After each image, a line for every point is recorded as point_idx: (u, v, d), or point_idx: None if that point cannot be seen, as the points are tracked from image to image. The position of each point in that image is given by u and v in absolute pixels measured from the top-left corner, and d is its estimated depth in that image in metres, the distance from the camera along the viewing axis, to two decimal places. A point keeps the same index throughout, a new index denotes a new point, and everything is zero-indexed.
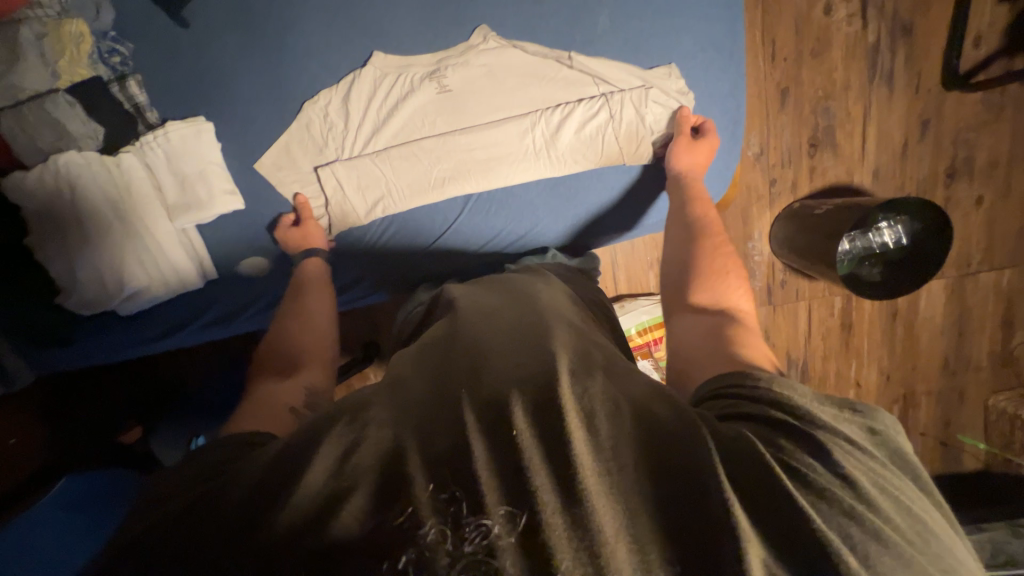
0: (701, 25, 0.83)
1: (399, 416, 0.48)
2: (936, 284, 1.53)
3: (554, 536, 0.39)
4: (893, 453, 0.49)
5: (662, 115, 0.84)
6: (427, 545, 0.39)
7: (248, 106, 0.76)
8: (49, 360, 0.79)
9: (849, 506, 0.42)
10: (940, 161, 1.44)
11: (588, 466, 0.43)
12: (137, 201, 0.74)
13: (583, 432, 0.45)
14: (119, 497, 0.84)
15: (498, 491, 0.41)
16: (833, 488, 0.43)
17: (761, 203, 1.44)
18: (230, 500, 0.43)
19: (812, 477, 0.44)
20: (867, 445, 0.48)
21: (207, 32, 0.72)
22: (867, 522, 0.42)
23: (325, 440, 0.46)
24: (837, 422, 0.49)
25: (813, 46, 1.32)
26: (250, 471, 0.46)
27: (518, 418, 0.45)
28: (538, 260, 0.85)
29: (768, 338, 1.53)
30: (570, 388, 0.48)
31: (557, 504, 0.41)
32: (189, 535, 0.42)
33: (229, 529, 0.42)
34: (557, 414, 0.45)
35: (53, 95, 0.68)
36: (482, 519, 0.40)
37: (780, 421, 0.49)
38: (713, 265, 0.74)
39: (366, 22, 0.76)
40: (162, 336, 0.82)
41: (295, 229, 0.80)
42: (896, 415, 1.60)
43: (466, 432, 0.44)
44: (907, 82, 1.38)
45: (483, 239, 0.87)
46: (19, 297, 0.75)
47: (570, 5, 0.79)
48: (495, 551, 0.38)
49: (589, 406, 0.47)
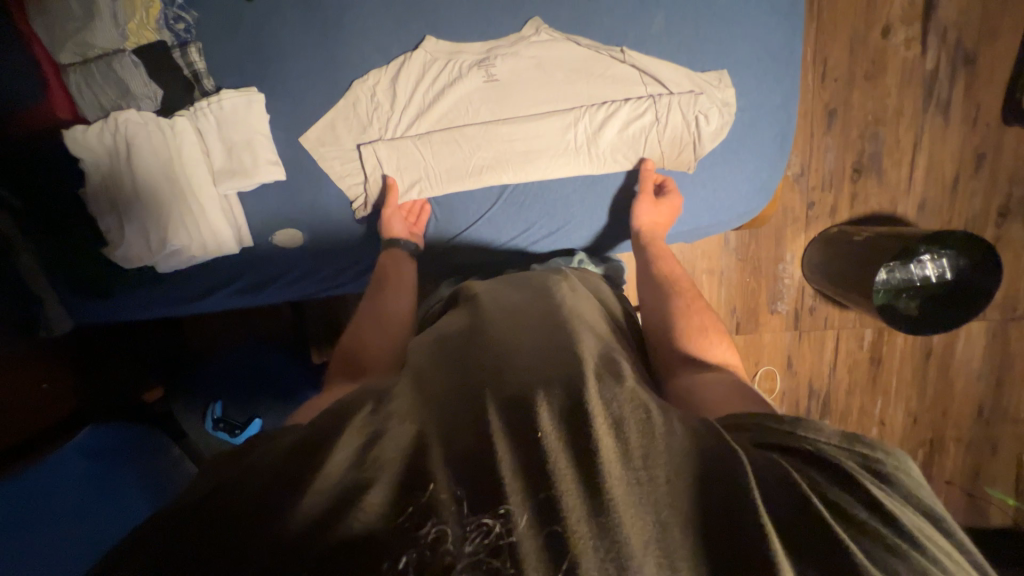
0: (758, 34, 0.81)
1: (428, 410, 0.50)
2: (977, 326, 1.46)
3: (579, 543, 0.40)
4: (925, 500, 0.47)
5: (711, 120, 0.82)
6: (427, 544, 0.40)
7: (300, 80, 0.78)
8: (95, 309, 0.83)
9: (893, 543, 0.42)
10: (993, 199, 1.38)
11: (616, 475, 0.44)
12: (185, 164, 0.76)
13: (612, 439, 0.47)
14: (136, 447, 0.87)
15: (522, 493, 0.43)
16: (874, 522, 0.43)
17: (796, 225, 1.40)
18: (248, 481, 0.43)
19: (847, 508, 0.44)
20: (900, 479, 0.47)
21: (269, 5, 0.74)
22: (912, 559, 0.41)
23: (346, 429, 0.48)
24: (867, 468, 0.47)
25: (867, 68, 1.29)
26: (268, 455, 0.46)
27: (544, 420, 0.47)
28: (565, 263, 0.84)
29: (790, 365, 1.49)
30: (596, 396, 0.50)
31: (583, 511, 0.42)
32: (199, 512, 0.41)
33: (241, 509, 0.41)
34: (585, 421, 0.47)
35: (120, 56, 0.71)
36: (483, 519, 0.41)
37: (808, 453, 0.48)
38: (694, 324, 0.73)
39: (422, 5, 0.76)
40: (194, 298, 0.85)
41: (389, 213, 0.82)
42: (920, 460, 1.53)
43: (492, 432, 0.46)
44: (966, 113, 1.32)
45: (511, 240, 0.87)
46: (67, 247, 0.78)
47: (625, 3, 0.78)
48: (497, 549, 0.40)
49: (618, 414, 0.49)
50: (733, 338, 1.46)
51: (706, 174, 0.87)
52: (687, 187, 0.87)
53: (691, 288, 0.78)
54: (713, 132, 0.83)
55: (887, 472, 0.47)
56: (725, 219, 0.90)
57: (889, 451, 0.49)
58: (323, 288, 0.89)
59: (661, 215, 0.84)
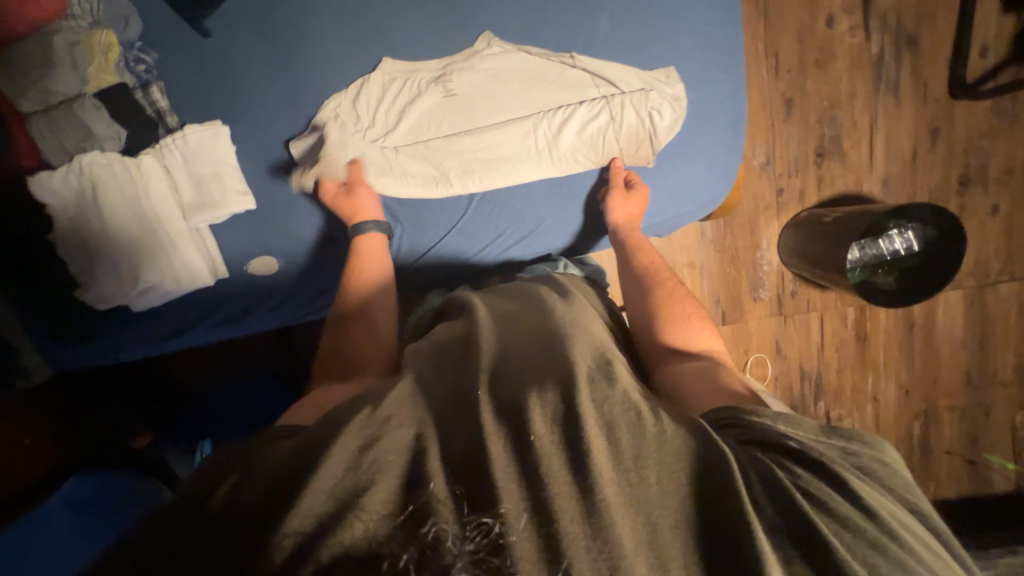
0: (699, 30, 0.85)
1: (429, 414, 0.51)
2: (954, 294, 1.49)
3: (572, 544, 0.41)
4: (904, 496, 0.49)
5: (664, 115, 0.85)
6: (427, 544, 0.40)
7: (263, 108, 0.79)
8: (73, 354, 0.82)
9: (875, 538, 0.43)
10: (952, 170, 1.43)
11: (607, 477, 0.44)
12: (154, 201, 0.77)
13: (604, 444, 0.47)
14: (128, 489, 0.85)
15: (517, 494, 0.43)
16: (856, 518, 0.44)
17: (768, 212, 1.43)
18: (238, 501, 0.42)
19: (832, 505, 0.45)
20: (879, 475, 0.50)
21: (227, 40, 0.76)
22: (893, 555, 0.42)
23: (346, 429, 0.47)
24: (846, 459, 0.50)
25: (817, 57, 1.34)
26: (262, 468, 0.45)
27: (537, 425, 0.47)
28: (549, 268, 0.86)
29: (779, 349, 1.50)
30: (588, 398, 0.50)
31: (577, 514, 0.42)
32: (192, 529, 0.41)
33: (230, 530, 0.41)
34: (577, 424, 0.47)
35: (81, 99, 0.72)
36: (482, 519, 0.42)
37: (793, 451, 0.49)
38: (676, 314, 0.74)
39: (375, 27, 0.79)
40: (174, 334, 0.85)
41: (344, 194, 0.80)
42: (918, 432, 1.54)
43: (486, 436, 0.46)
44: (915, 91, 1.38)
45: (490, 249, 0.89)
46: (40, 293, 0.78)
47: (572, 11, 0.82)
48: (496, 549, 0.41)
49: (609, 417, 0.49)
50: (720, 329, 1.47)
51: (667, 167, 0.89)
52: (651, 180, 0.89)
53: (670, 274, 0.80)
54: (667, 125, 0.86)
55: (868, 469, 0.50)
56: (691, 210, 0.92)
57: (869, 440, 0.52)
58: (304, 314, 0.89)
59: (627, 210, 0.85)
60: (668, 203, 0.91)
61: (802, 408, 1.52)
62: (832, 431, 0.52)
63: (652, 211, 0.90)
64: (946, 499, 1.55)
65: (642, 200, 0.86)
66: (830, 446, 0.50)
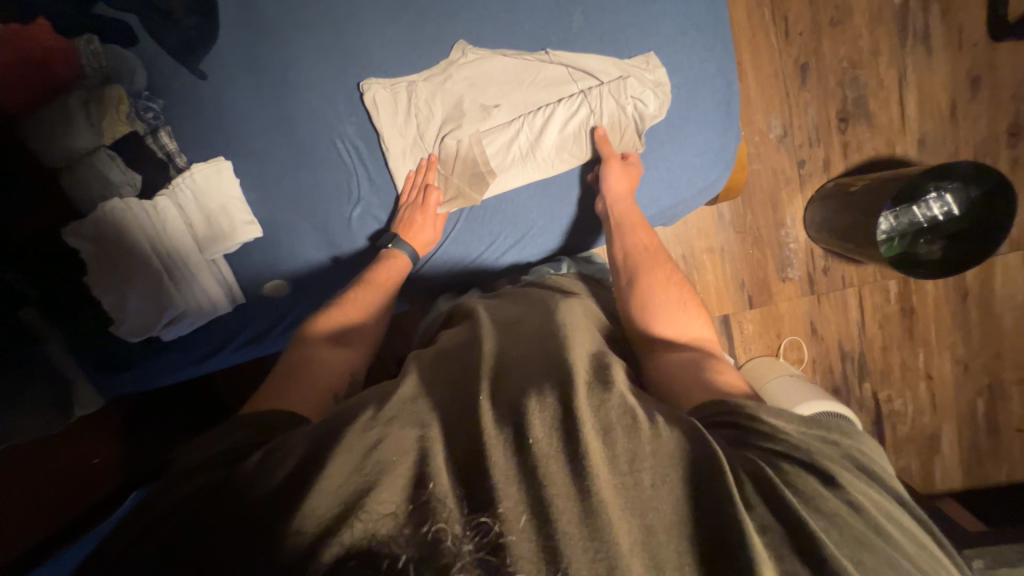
0: (681, 9, 0.82)
1: (434, 412, 0.51)
2: (1012, 257, 1.36)
3: (569, 545, 0.40)
4: (896, 487, 0.49)
5: (646, 101, 0.82)
6: (428, 543, 0.41)
7: (259, 140, 0.83)
8: (117, 380, 0.90)
9: (863, 535, 0.43)
10: (1000, 119, 1.29)
11: (604, 479, 0.44)
12: (172, 237, 0.82)
13: (600, 445, 0.46)
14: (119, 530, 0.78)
15: (514, 494, 0.43)
16: (843, 513, 0.43)
17: (791, 187, 1.34)
18: (253, 494, 0.45)
19: (821, 502, 0.44)
20: (873, 471, 0.48)
21: (221, 80, 0.81)
22: (879, 551, 0.42)
23: (350, 433, 0.48)
24: (836, 456, 0.48)
25: (830, 16, 1.25)
26: (274, 466, 0.47)
27: (536, 428, 0.46)
28: (553, 271, 0.86)
29: (815, 331, 1.41)
30: (587, 403, 0.49)
31: (573, 515, 0.42)
32: (212, 517, 0.44)
33: (250, 518, 0.44)
34: (575, 424, 0.46)
35: (98, 152, 0.78)
36: (482, 518, 0.42)
37: (782, 453, 0.48)
38: (670, 299, 0.71)
39: (355, 51, 0.81)
40: (201, 358, 0.91)
41: (420, 189, 0.84)
42: (982, 409, 1.41)
43: (485, 439, 0.46)
44: (947, 38, 1.26)
45: (478, 250, 0.89)
46: (86, 325, 0.86)
47: (546, 8, 0.81)
48: (496, 547, 0.41)
49: (606, 421, 0.48)
50: (748, 314, 1.40)
51: (660, 155, 0.86)
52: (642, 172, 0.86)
53: (667, 259, 0.76)
54: (652, 111, 0.82)
55: (863, 467, 0.48)
56: (688, 197, 0.89)
57: (853, 430, 0.51)
58: None
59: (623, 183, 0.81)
60: (661, 192, 0.87)
61: (846, 392, 1.42)
62: (820, 427, 0.50)
63: (649, 203, 0.87)
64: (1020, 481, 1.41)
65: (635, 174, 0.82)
66: (820, 442, 0.49)
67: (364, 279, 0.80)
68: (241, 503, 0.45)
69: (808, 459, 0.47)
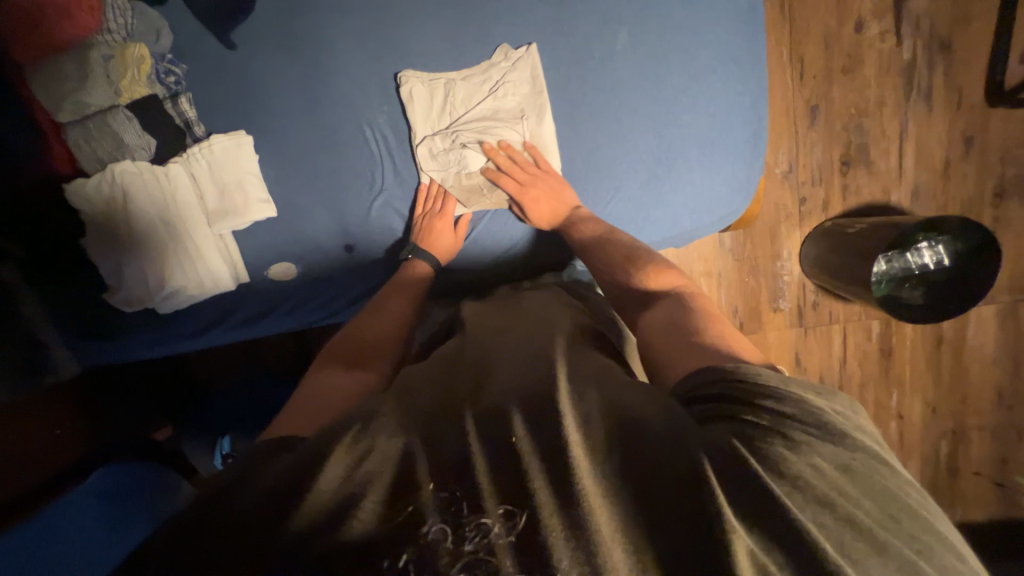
0: (722, 40, 0.84)
1: (410, 425, 0.50)
2: (986, 310, 1.43)
3: (554, 535, 0.39)
4: (871, 443, 0.46)
5: (510, 84, 0.82)
6: (426, 543, 0.40)
7: (283, 119, 0.81)
8: (102, 351, 0.86)
9: (823, 495, 0.42)
10: (987, 180, 1.37)
11: (587, 473, 0.43)
12: (179, 207, 0.79)
13: (580, 436, 0.45)
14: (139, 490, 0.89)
15: (497, 491, 0.42)
16: (807, 477, 0.42)
17: (790, 222, 1.39)
18: (246, 498, 0.44)
19: (787, 469, 0.43)
20: (842, 427, 0.46)
21: (251, 53, 0.79)
22: (839, 510, 0.41)
23: (334, 448, 0.47)
24: (806, 415, 0.47)
25: (844, 63, 1.30)
26: (264, 476, 0.46)
27: (517, 427, 0.46)
28: (554, 277, 0.89)
29: (799, 362, 1.46)
30: (568, 396, 0.49)
31: (554, 505, 0.41)
32: (205, 522, 0.42)
33: (242, 524, 0.42)
34: (556, 424, 0.46)
35: (114, 111, 0.75)
36: (482, 519, 0.41)
37: (755, 422, 0.47)
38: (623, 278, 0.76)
39: (395, 41, 0.80)
40: (192, 334, 0.87)
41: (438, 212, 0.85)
42: (945, 452, 1.48)
43: (468, 440, 0.46)
44: (948, 98, 1.33)
45: (491, 241, 0.90)
46: (74, 292, 0.82)
47: (590, 23, 0.82)
48: (495, 549, 0.39)
49: (586, 413, 0.48)
50: None
51: (688, 179, 0.87)
52: (668, 193, 0.88)
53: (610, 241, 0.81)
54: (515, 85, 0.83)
55: (833, 429, 0.46)
56: (708, 223, 0.91)
57: (819, 389, 0.50)
58: (316, 319, 0.90)
59: (546, 207, 0.84)
60: (684, 215, 0.89)
61: None
62: (784, 386, 0.49)
63: (672, 222, 0.89)
64: (974, 523, 1.49)
65: (556, 189, 0.84)
66: (786, 403, 0.48)
67: (383, 292, 0.81)
68: (230, 509, 0.43)
69: (775, 427, 0.46)
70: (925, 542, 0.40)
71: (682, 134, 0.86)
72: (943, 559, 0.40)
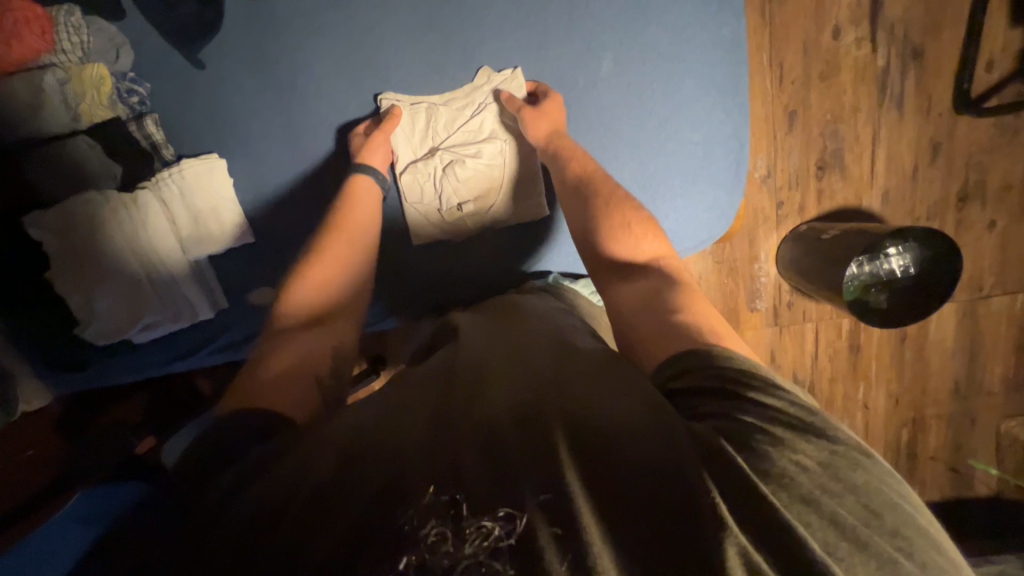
0: (706, 67, 0.84)
1: (393, 427, 0.50)
2: (947, 308, 1.51)
3: (544, 539, 0.39)
4: (850, 436, 0.48)
5: (491, 107, 0.84)
6: (427, 546, 0.39)
7: (257, 143, 0.80)
8: (74, 379, 0.82)
9: (808, 493, 0.42)
10: (952, 185, 1.42)
11: (567, 463, 0.44)
12: (150, 234, 0.76)
13: (562, 432, 0.46)
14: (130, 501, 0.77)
15: (494, 493, 0.42)
16: (792, 475, 0.43)
17: (767, 225, 1.42)
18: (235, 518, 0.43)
19: (776, 473, 0.43)
20: (825, 424, 0.48)
21: (221, 74, 0.77)
22: (824, 508, 0.42)
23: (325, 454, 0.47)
24: (784, 413, 0.48)
25: (821, 69, 1.32)
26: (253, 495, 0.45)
27: (507, 429, 0.47)
28: (540, 284, 0.86)
29: (773, 359, 1.51)
30: (551, 398, 0.51)
31: (540, 498, 0.41)
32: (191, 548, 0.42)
33: (234, 536, 0.42)
34: (542, 430, 0.47)
35: (75, 138, 0.73)
36: (482, 520, 0.40)
37: (740, 420, 0.48)
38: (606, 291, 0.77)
39: (375, 64, 0.80)
40: (173, 362, 0.84)
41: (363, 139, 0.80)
42: (905, 441, 1.58)
43: (460, 443, 0.46)
44: (919, 104, 1.36)
45: (480, 256, 0.88)
46: (40, 322, 0.78)
47: (575, 48, 0.82)
48: (496, 552, 0.39)
49: (568, 408, 0.49)
50: None
51: (671, 207, 0.89)
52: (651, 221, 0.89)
53: None
54: (501, 108, 0.84)
55: (819, 425, 0.48)
56: (687, 248, 0.92)
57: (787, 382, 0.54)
58: None
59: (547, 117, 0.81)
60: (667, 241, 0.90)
61: None
62: (763, 377, 0.52)
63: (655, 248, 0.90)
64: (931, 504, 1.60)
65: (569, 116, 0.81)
66: (769, 403, 0.49)
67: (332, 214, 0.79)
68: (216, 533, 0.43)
69: (760, 423, 0.47)
70: (905, 537, 0.41)
71: (665, 160, 0.87)
72: (923, 554, 0.41)
